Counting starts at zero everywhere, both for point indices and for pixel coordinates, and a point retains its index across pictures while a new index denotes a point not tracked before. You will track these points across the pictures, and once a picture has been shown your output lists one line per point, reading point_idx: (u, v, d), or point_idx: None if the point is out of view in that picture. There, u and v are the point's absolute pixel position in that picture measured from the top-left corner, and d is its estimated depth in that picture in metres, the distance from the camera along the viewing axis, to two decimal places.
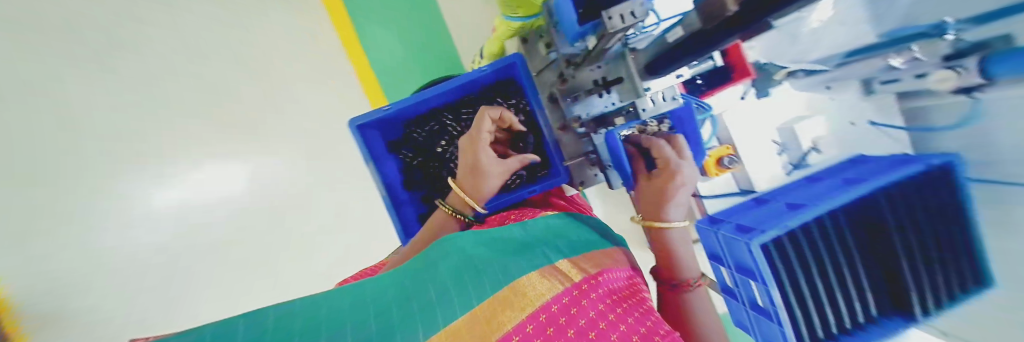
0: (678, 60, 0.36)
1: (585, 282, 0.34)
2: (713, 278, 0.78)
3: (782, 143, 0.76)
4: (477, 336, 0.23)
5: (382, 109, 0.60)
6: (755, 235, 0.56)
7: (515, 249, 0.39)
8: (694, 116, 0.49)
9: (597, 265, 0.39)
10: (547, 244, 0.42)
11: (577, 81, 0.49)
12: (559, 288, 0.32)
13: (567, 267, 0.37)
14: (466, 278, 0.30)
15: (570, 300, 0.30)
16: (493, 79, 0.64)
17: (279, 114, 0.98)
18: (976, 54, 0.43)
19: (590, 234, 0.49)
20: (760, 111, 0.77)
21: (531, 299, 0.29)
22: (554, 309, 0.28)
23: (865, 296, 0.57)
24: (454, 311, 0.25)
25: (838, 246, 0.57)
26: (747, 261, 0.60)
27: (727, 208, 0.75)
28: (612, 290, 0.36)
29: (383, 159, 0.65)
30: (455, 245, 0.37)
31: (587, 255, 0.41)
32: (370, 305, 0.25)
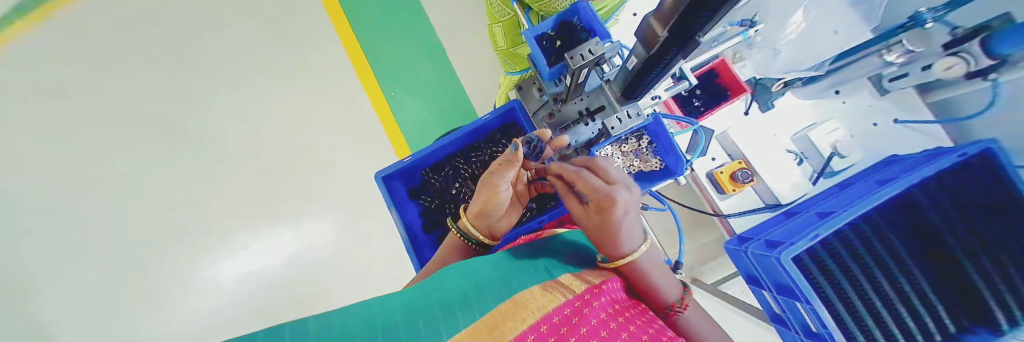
0: (642, 81, 0.40)
1: (587, 292, 0.32)
2: (758, 306, 0.70)
3: (800, 152, 0.72)
4: None
5: (401, 162, 0.71)
6: (784, 249, 0.52)
7: (518, 270, 0.40)
8: (667, 129, 0.45)
9: (603, 277, 0.37)
10: (552, 263, 0.43)
11: (563, 114, 0.53)
12: (561, 299, 0.31)
13: (570, 281, 0.36)
14: (470, 299, 0.32)
15: (572, 310, 0.29)
16: (498, 123, 0.74)
17: (327, 179, 1.22)
18: (976, 37, 0.46)
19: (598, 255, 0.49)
20: (768, 124, 0.73)
21: (532, 311, 0.29)
22: (556, 320, 0.27)
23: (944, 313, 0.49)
24: (455, 328, 0.27)
25: (885, 252, 0.52)
26: (786, 280, 0.54)
27: (757, 225, 0.68)
28: (619, 300, 0.33)
29: (405, 205, 0.75)
30: (462, 270, 0.39)
31: (593, 272, 0.40)
32: (378, 328, 0.27)
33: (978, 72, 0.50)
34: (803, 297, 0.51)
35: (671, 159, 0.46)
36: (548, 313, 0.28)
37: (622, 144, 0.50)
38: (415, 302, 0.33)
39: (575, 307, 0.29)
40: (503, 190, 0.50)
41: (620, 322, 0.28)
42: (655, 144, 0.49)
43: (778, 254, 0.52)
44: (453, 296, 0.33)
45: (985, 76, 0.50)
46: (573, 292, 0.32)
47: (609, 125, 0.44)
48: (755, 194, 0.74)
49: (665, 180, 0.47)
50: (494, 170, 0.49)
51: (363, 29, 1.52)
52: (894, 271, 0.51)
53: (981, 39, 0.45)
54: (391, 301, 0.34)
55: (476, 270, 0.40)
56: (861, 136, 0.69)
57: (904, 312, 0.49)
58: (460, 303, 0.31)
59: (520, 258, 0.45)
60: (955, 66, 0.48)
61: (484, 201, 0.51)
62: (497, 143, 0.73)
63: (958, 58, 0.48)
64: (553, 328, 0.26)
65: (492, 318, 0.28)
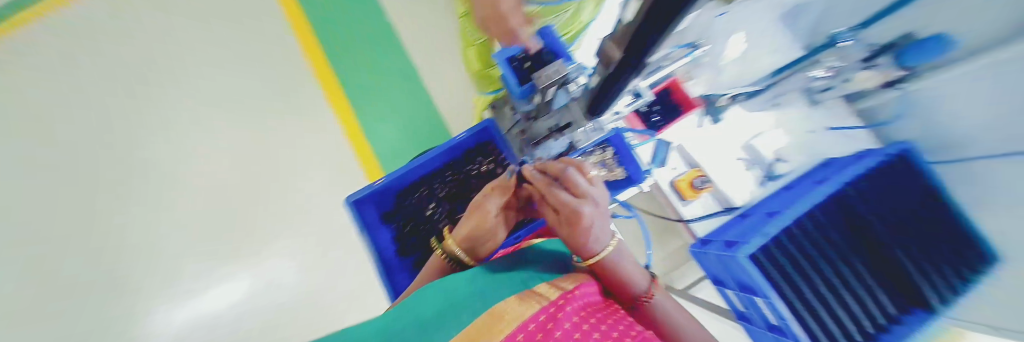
0: (603, 98, 0.44)
1: (561, 297, 0.33)
2: (725, 306, 0.73)
3: (748, 160, 0.79)
4: None
5: (373, 184, 0.70)
6: (741, 248, 0.58)
7: (494, 284, 0.40)
8: (626, 140, 0.50)
9: (575, 282, 0.38)
10: (529, 275, 0.43)
11: (534, 131, 0.54)
12: (537, 307, 0.31)
13: (544, 289, 0.37)
14: (446, 315, 0.32)
15: (546, 317, 0.29)
16: (472, 142, 0.75)
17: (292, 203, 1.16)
18: (886, 52, 0.57)
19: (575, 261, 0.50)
20: (716, 135, 0.81)
21: (507, 321, 0.29)
22: (531, 328, 0.28)
23: (882, 296, 0.55)
24: None
25: (827, 245, 0.58)
26: (746, 278, 0.58)
27: (716, 228, 0.73)
28: (592, 304, 0.34)
29: (377, 229, 0.73)
30: (438, 289, 0.39)
31: (569, 278, 0.41)
32: None
33: (890, 82, 0.60)
34: (761, 292, 0.55)
35: (633, 168, 0.50)
36: (523, 321, 0.29)
37: (588, 156, 0.54)
38: (388, 325, 0.32)
39: (549, 312, 0.30)
40: (491, 220, 0.51)
41: (592, 323, 0.29)
42: (618, 155, 0.52)
43: (736, 253, 0.57)
44: (429, 315, 0.33)
45: (896, 86, 0.61)
46: (548, 299, 0.33)
47: (576, 139, 0.48)
48: (712, 199, 0.80)
49: (629, 187, 0.51)
50: (487, 196, 0.53)
51: (330, 48, 1.48)
52: (836, 262, 0.57)
53: (891, 53, 0.57)
54: (363, 327, 0.33)
55: (452, 288, 0.39)
56: (796, 142, 0.79)
57: (847, 297, 0.54)
58: (435, 321, 0.31)
59: (497, 272, 0.45)
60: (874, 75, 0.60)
61: (472, 226, 0.50)
62: (472, 161, 0.74)
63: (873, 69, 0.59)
64: (529, 335, 0.27)
65: (468, 331, 0.28)
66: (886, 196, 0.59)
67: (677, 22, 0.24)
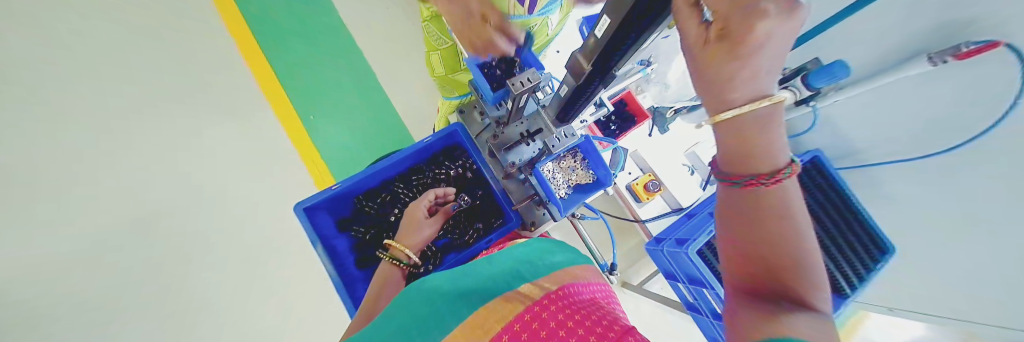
0: (572, 107, 0.46)
1: (546, 297, 0.33)
2: (676, 297, 0.81)
3: (691, 165, 0.89)
4: None
5: (329, 189, 0.64)
6: (689, 244, 0.66)
7: (475, 279, 0.39)
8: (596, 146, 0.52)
9: (559, 280, 0.37)
10: (514, 265, 0.42)
11: (506, 136, 0.57)
12: (521, 306, 0.31)
13: (526, 287, 0.36)
14: (422, 325, 0.30)
15: (531, 317, 0.30)
16: (440, 146, 0.73)
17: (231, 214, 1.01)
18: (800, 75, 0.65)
19: (562, 250, 0.47)
20: (665, 143, 0.89)
21: (491, 324, 0.29)
22: (516, 329, 0.28)
23: None
24: None
25: None
26: (694, 271, 0.66)
27: (667, 227, 0.81)
28: (580, 298, 0.34)
29: (333, 238, 0.67)
30: (417, 289, 0.38)
31: (552, 273, 0.39)
32: None
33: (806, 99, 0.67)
34: (705, 282, 0.63)
35: (601, 172, 0.52)
36: (508, 323, 0.29)
37: (560, 161, 0.56)
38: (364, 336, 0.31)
39: (534, 312, 0.30)
40: (420, 230, 0.59)
41: (575, 320, 0.29)
42: (586, 160, 0.55)
43: (687, 249, 0.64)
44: (409, 319, 0.32)
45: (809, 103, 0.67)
46: (533, 297, 0.33)
47: (550, 144, 0.49)
48: (664, 201, 0.88)
49: (598, 191, 0.52)
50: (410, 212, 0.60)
51: (267, 43, 1.34)
52: None
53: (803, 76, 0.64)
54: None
55: (434, 283, 0.38)
56: None
57: None
58: (409, 334, 0.29)
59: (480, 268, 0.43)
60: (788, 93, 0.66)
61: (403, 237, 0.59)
62: (440, 166, 0.72)
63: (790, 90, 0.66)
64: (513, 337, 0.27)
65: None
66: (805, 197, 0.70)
67: (653, 27, 0.26)
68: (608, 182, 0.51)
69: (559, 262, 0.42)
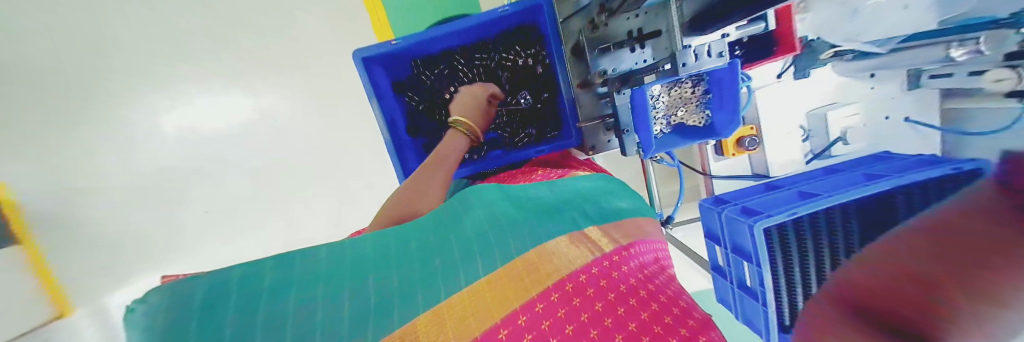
0: (727, 15, 0.35)
1: (616, 253, 0.36)
2: (705, 255, 0.72)
3: (807, 130, 0.69)
4: (495, 299, 0.29)
5: (390, 44, 0.57)
6: (760, 218, 0.51)
7: (547, 210, 0.42)
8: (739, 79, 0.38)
9: (630, 236, 0.40)
10: (578, 211, 0.44)
11: (609, 30, 0.43)
12: (589, 257, 0.34)
13: (597, 234, 0.39)
14: (491, 242, 0.35)
15: (599, 272, 0.32)
16: (516, 22, 0.58)
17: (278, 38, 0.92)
18: None
19: (631, 201, 0.49)
20: (794, 92, 0.67)
21: (558, 266, 0.32)
22: (582, 280, 0.31)
23: None
24: (474, 271, 0.31)
25: (838, 236, 0.55)
26: (745, 244, 0.55)
27: (735, 190, 0.68)
28: (645, 263, 0.36)
29: (388, 98, 0.64)
30: (481, 201, 0.42)
31: (622, 222, 0.42)
32: (414, 260, 0.33)
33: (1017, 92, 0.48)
34: (755, 259, 0.53)
35: (720, 116, 0.42)
36: (576, 270, 0.32)
37: (674, 87, 0.42)
38: (452, 229, 0.37)
39: (603, 267, 0.33)
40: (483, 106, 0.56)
41: (650, 289, 0.32)
42: (710, 95, 0.42)
43: (752, 222, 0.51)
44: (477, 233, 0.36)
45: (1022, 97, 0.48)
46: (603, 250, 0.36)
47: (682, 61, 0.37)
48: (749, 162, 0.74)
49: (705, 140, 0.44)
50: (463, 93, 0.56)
51: None
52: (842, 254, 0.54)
53: None
54: (422, 223, 0.39)
55: (499, 203, 0.42)
56: (871, 127, 0.66)
57: None
58: (483, 243, 0.35)
59: (543, 200, 0.45)
60: (1007, 79, 0.47)
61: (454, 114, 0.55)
62: (509, 49, 0.60)
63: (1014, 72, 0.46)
64: (579, 288, 0.30)
65: (517, 269, 0.32)
66: None
67: None
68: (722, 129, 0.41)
69: (627, 214, 0.45)
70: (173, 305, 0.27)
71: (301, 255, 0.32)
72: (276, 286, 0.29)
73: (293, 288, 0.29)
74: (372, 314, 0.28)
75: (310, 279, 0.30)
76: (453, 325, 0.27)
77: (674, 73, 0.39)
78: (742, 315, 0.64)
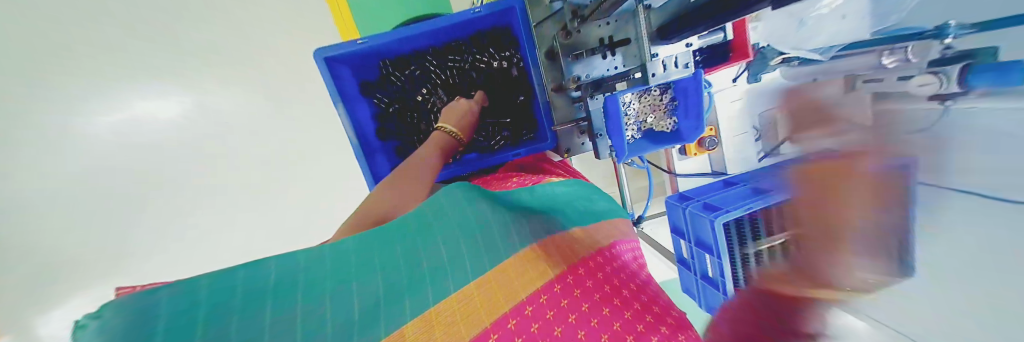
0: (691, 26, 0.36)
1: (598, 255, 0.38)
2: (671, 249, 0.76)
3: None
4: (493, 304, 0.29)
5: (355, 43, 0.53)
6: (720, 213, 0.55)
7: (531, 212, 0.42)
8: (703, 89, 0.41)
9: (609, 237, 0.43)
10: (562, 213, 0.45)
11: (581, 37, 0.43)
12: (576, 259, 0.36)
13: (581, 237, 0.41)
14: (482, 245, 0.33)
15: (585, 273, 0.35)
16: (489, 24, 0.58)
17: (227, 40, 0.87)
18: (959, 63, 0.43)
19: (607, 203, 0.51)
20: (747, 96, 0.73)
21: (548, 269, 0.34)
22: (569, 281, 0.33)
23: None
24: (464, 276, 0.30)
25: None
26: (708, 238, 0.59)
27: (698, 187, 0.73)
28: (622, 263, 0.40)
29: (355, 101, 0.61)
30: (473, 198, 0.38)
31: (600, 226, 0.45)
32: (397, 262, 0.31)
33: None
34: (715, 251, 0.57)
35: (685, 123, 0.45)
36: (563, 273, 0.34)
37: (644, 94, 0.44)
38: (440, 225, 0.35)
39: (588, 269, 0.36)
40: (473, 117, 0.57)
41: (629, 290, 0.35)
42: (677, 102, 0.44)
43: (714, 217, 0.55)
44: (465, 233, 0.34)
45: None
46: (587, 252, 0.38)
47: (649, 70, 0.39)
48: (710, 160, 0.80)
49: (672, 145, 0.46)
50: (461, 101, 0.57)
51: None
52: None
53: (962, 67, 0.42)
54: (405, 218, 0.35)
55: (488, 199, 0.40)
56: None
57: None
58: (471, 241, 0.33)
59: (528, 203, 0.46)
60: (928, 84, 0.45)
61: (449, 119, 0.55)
62: (483, 51, 0.59)
63: (933, 77, 0.45)
64: (567, 289, 0.32)
65: (507, 273, 0.32)
66: None
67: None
68: (689, 136, 0.44)
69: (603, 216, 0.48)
70: (127, 324, 0.21)
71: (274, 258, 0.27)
72: (244, 294, 0.24)
73: (275, 300, 0.25)
74: (365, 324, 0.26)
75: (285, 278, 0.26)
76: (447, 332, 0.27)
77: (646, 82, 0.41)
78: (705, 304, 0.69)
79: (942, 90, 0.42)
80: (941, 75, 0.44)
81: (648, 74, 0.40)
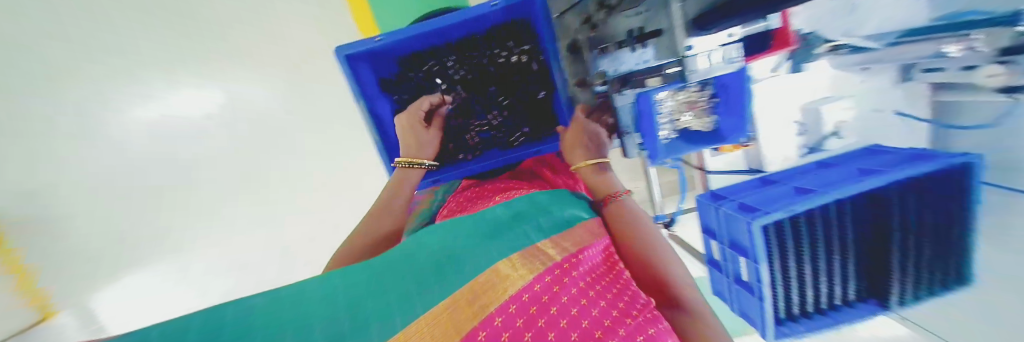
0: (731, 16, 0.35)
1: (566, 260, 0.33)
2: (701, 249, 0.73)
3: (802, 124, 0.68)
4: (455, 329, 0.23)
5: (374, 40, 0.53)
6: (758, 215, 0.51)
7: (499, 228, 0.40)
8: (749, 86, 0.38)
9: (579, 242, 0.37)
10: (530, 224, 0.40)
11: (608, 31, 0.42)
12: (542, 267, 0.31)
13: (546, 245, 0.36)
14: (446, 268, 0.31)
15: (553, 278, 0.30)
16: (508, 16, 0.55)
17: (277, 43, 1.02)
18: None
19: (583, 208, 0.46)
20: (788, 88, 0.66)
21: (513, 280, 0.29)
22: (537, 289, 0.28)
23: (833, 281, 0.60)
24: (432, 298, 0.26)
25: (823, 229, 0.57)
26: (743, 239, 0.56)
27: (731, 186, 0.69)
28: (596, 268, 0.34)
29: (376, 98, 0.61)
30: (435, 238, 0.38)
31: (571, 231, 0.39)
32: (353, 301, 0.26)
33: (1011, 87, 0.42)
34: (752, 256, 0.53)
35: (728, 121, 0.42)
36: (529, 282, 0.28)
37: (680, 91, 0.42)
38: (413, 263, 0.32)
39: (556, 275, 0.30)
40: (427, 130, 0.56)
41: (598, 289, 0.30)
42: (719, 99, 0.42)
43: (751, 219, 0.51)
44: (429, 265, 0.32)
45: (1012, 93, 0.43)
46: (552, 260, 0.33)
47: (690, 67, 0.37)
48: (744, 156, 0.74)
49: (712, 146, 0.44)
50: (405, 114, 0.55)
51: None
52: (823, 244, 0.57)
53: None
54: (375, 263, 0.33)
55: (451, 236, 0.38)
56: (862, 121, 0.67)
57: (821, 275, 0.58)
58: (450, 269, 0.31)
59: (493, 221, 0.42)
60: (1000, 75, 0.41)
61: (413, 148, 0.55)
62: (502, 45, 0.57)
63: (1004, 67, 0.40)
64: (535, 297, 0.27)
65: (474, 288, 0.27)
66: (930, 205, 0.54)
67: None
68: (733, 137, 0.41)
69: (582, 219, 0.42)
70: None
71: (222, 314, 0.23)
72: None
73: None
74: None
75: (223, 328, 0.21)
76: None
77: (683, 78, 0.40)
78: (738, 308, 0.65)
79: (1017, 79, 0.41)
80: (1011, 66, 0.40)
81: (688, 71, 0.39)
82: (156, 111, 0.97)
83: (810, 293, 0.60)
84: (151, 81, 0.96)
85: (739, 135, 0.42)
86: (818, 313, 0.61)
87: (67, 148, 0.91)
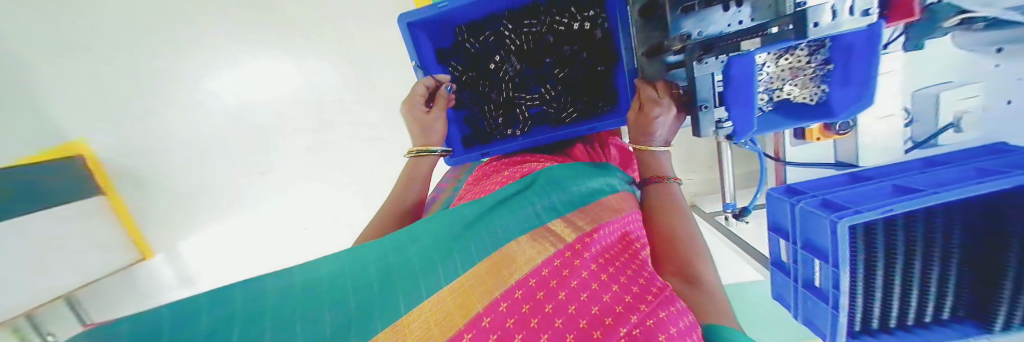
0: None
1: (578, 242, 0.32)
2: (765, 249, 0.66)
3: (911, 113, 0.59)
4: (456, 314, 0.23)
5: (434, 7, 0.52)
6: (846, 214, 0.44)
7: (508, 207, 0.40)
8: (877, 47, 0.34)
9: (595, 219, 0.36)
10: (540, 201, 0.40)
11: None
12: (551, 250, 0.31)
13: (560, 228, 0.36)
14: (451, 251, 0.31)
15: (562, 262, 0.29)
16: None
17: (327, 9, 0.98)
18: None
19: (600, 180, 0.45)
20: (899, 70, 0.57)
21: (521, 264, 0.29)
22: (545, 274, 0.28)
23: (927, 297, 0.52)
24: (436, 281, 0.26)
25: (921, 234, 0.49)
26: (822, 241, 0.49)
27: (812, 180, 0.61)
28: (611, 247, 0.32)
29: (432, 68, 0.61)
30: (445, 219, 0.38)
31: (588, 209, 0.39)
32: (360, 278, 0.26)
33: None
34: (831, 260, 0.47)
35: (842, 93, 0.40)
36: (537, 266, 0.28)
37: (784, 55, 0.42)
38: (422, 240, 0.34)
39: (566, 258, 0.30)
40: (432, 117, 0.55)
41: (611, 272, 0.29)
42: (833, 65, 0.40)
43: (835, 218, 0.44)
44: (435, 246, 0.32)
45: None
46: (564, 242, 0.32)
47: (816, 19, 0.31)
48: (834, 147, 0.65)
49: (819, 121, 0.43)
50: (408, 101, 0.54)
51: None
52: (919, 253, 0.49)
53: None
54: (386, 239, 0.33)
55: (458, 215, 0.38)
56: (994, 113, 0.55)
57: (914, 288, 0.51)
58: (458, 248, 0.32)
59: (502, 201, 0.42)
60: None
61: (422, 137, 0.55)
62: (562, 14, 0.56)
63: None
64: (543, 281, 0.27)
65: (481, 272, 0.28)
66: None
67: None
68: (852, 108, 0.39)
69: (600, 195, 0.41)
70: None
71: (246, 280, 0.23)
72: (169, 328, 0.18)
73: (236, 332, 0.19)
74: None
75: (231, 306, 0.20)
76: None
77: (799, 35, 0.32)
78: (801, 313, 0.59)
79: None
80: None
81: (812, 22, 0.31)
82: (226, 75, 1.01)
83: (898, 306, 0.52)
84: (219, 46, 0.98)
85: (855, 106, 0.39)
86: (903, 330, 0.53)
87: (160, 112, 1.01)
